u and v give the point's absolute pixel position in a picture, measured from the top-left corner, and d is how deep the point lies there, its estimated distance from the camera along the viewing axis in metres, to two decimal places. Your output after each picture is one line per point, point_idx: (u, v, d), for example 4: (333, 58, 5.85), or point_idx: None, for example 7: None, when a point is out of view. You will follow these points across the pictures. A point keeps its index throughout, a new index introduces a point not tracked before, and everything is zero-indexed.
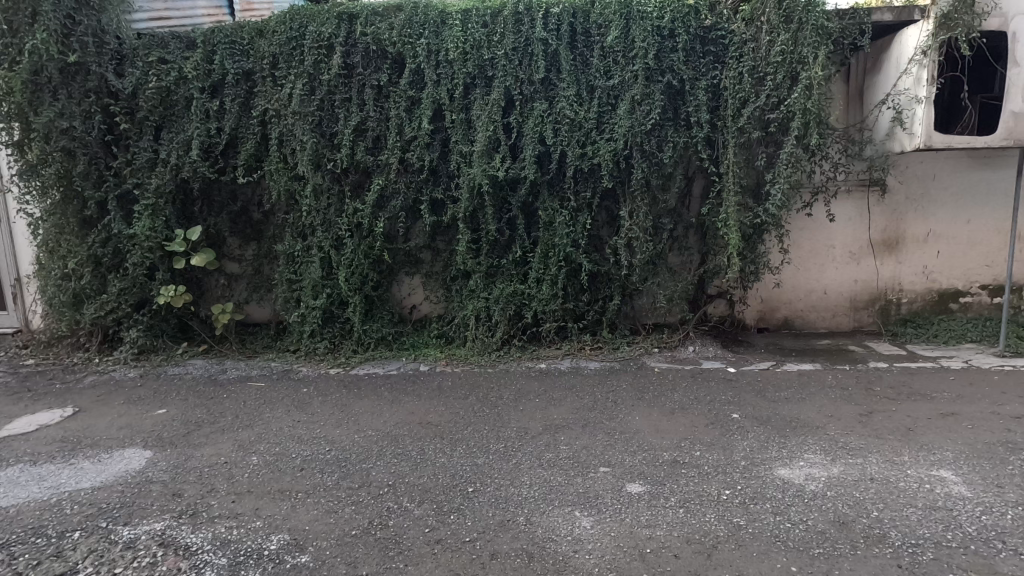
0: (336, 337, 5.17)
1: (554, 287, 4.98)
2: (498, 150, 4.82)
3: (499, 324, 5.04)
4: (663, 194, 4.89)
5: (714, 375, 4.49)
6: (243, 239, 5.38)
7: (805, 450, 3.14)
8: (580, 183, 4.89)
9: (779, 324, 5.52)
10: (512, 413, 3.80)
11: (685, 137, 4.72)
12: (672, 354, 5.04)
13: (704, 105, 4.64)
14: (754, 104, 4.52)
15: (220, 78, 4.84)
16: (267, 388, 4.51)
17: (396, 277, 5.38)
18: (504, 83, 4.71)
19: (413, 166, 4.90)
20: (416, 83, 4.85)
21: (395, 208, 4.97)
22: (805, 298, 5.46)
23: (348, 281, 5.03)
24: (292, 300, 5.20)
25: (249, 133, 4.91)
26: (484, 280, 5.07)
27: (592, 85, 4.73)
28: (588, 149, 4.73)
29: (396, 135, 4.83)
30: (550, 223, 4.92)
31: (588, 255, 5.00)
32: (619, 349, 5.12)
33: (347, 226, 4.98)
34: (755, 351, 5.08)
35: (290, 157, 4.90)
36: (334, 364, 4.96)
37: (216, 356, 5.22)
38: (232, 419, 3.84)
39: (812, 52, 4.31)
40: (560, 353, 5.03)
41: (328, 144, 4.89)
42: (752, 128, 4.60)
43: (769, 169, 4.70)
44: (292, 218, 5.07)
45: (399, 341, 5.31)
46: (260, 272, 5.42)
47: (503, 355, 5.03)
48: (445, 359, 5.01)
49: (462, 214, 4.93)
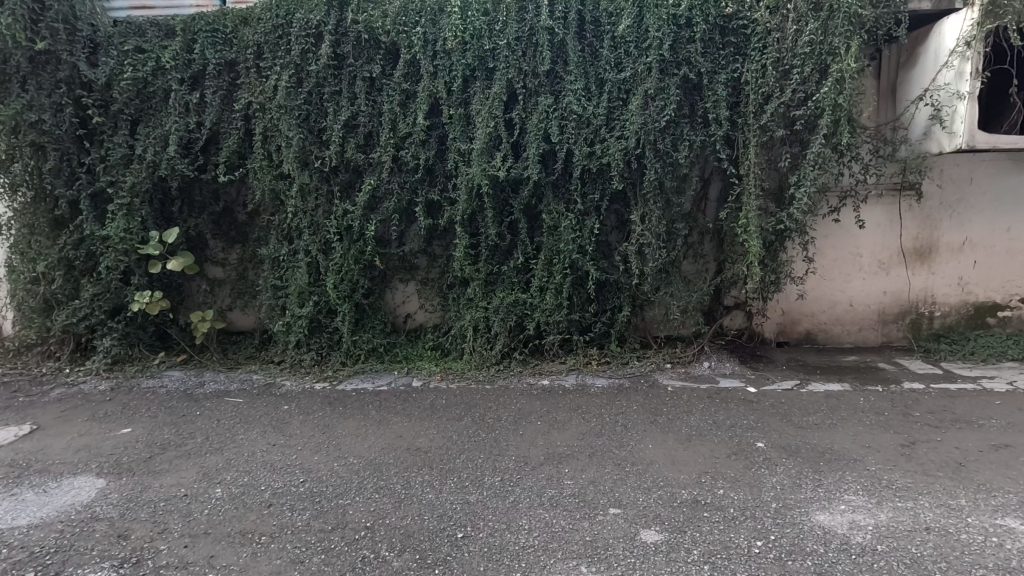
0: (324, 348, 4.81)
1: (559, 297, 4.61)
2: (499, 148, 4.47)
3: (499, 336, 4.67)
4: (677, 197, 4.51)
5: (733, 395, 4.10)
6: (227, 242, 5.04)
7: (844, 490, 2.75)
8: (588, 184, 4.52)
9: (801, 337, 5.12)
10: (511, 438, 3.42)
11: (702, 136, 4.35)
12: (686, 370, 4.65)
13: (724, 100, 4.26)
14: (778, 100, 4.16)
15: (200, 69, 4.50)
16: (246, 404, 4.15)
17: (389, 283, 5.03)
18: (507, 75, 4.35)
19: (407, 165, 4.55)
20: (411, 75, 4.50)
21: (387, 210, 4.62)
22: (830, 311, 5.06)
23: (337, 289, 4.68)
24: (278, 308, 4.85)
25: (232, 128, 4.56)
26: (483, 288, 4.70)
27: (601, 78, 4.36)
28: (597, 147, 4.36)
29: (389, 132, 4.48)
30: (555, 228, 4.55)
31: (596, 262, 4.62)
32: (627, 364, 4.74)
33: (336, 228, 4.62)
34: (776, 367, 4.69)
35: (276, 155, 4.55)
36: (321, 379, 4.60)
37: (196, 367, 4.86)
38: (202, 441, 3.48)
39: (844, 42, 3.93)
40: (564, 368, 4.64)
41: (317, 141, 4.54)
42: (775, 126, 4.22)
43: (794, 171, 4.32)
44: (277, 219, 4.72)
45: (391, 353, 4.94)
46: (244, 278, 5.09)
47: (503, 369, 4.66)
48: (440, 373, 4.64)
49: (460, 217, 4.57)
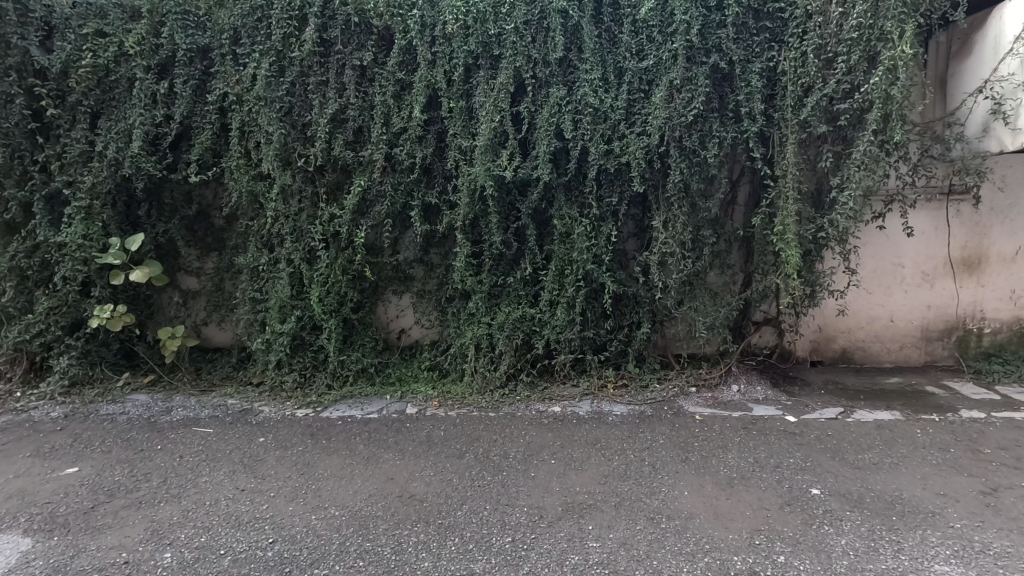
0: (308, 369, 4.30)
1: (572, 313, 4.12)
2: (505, 145, 3.99)
3: (503, 356, 4.18)
4: (704, 201, 4.03)
5: (771, 427, 3.60)
6: (202, 250, 4.54)
7: (931, 557, 2.27)
8: (605, 186, 4.05)
9: (836, 356, 4.64)
10: (520, 483, 2.91)
11: (733, 132, 3.87)
12: (713, 395, 4.15)
13: (759, 92, 3.78)
14: (820, 92, 3.69)
15: (170, 56, 4.00)
16: (215, 436, 3.63)
17: (382, 295, 4.54)
18: (514, 64, 3.87)
19: (401, 165, 4.06)
20: (406, 64, 4.01)
21: (379, 215, 4.13)
22: (868, 327, 4.58)
23: (322, 303, 4.17)
24: (257, 324, 4.34)
25: (205, 122, 4.06)
26: (486, 302, 4.20)
27: (620, 67, 3.89)
28: (616, 144, 3.89)
29: (382, 127, 4.00)
30: (567, 235, 4.07)
31: (613, 273, 4.14)
32: (647, 387, 4.24)
33: (323, 235, 4.13)
34: (813, 391, 4.19)
35: (254, 153, 4.05)
36: (303, 405, 4.08)
37: (165, 390, 4.34)
38: (158, 485, 2.97)
39: (897, 26, 3.48)
40: (577, 392, 4.15)
41: (300, 137, 4.05)
42: (815, 121, 3.76)
43: (836, 172, 3.85)
44: (256, 225, 4.22)
45: (383, 374, 4.44)
46: (221, 289, 4.57)
47: (508, 394, 4.15)
48: (438, 398, 4.14)
49: (460, 223, 4.07)
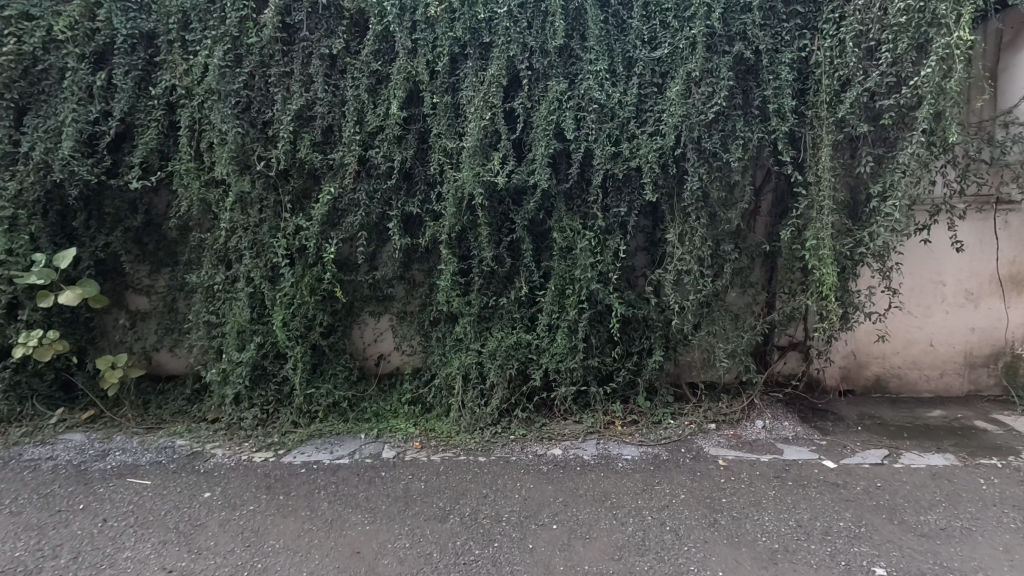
0: (271, 403, 3.75)
1: (574, 340, 3.59)
2: (497, 147, 3.47)
3: (496, 389, 3.63)
4: (725, 211, 3.52)
5: (809, 477, 3.08)
6: (151, 265, 3.97)
7: None
8: (612, 195, 3.52)
9: (869, 385, 4.13)
10: (515, 560, 2.38)
11: (759, 132, 3.36)
12: (735, 433, 3.62)
13: (789, 86, 3.28)
14: (860, 86, 3.20)
15: (109, 43, 3.45)
16: (153, 489, 3.06)
17: (357, 318, 3.99)
18: (507, 53, 3.35)
19: (378, 169, 3.53)
20: (383, 53, 3.49)
21: (352, 227, 3.58)
22: (905, 352, 4.08)
23: (286, 328, 3.61)
24: (212, 352, 3.78)
25: (149, 120, 3.51)
26: (475, 327, 3.67)
27: (629, 57, 3.38)
28: (624, 146, 3.38)
29: (354, 125, 3.46)
30: (569, 249, 3.54)
31: (621, 293, 3.61)
32: (659, 423, 3.71)
33: (287, 250, 3.58)
34: (849, 428, 3.67)
35: (207, 155, 3.50)
36: (262, 448, 3.52)
37: (104, 428, 3.76)
38: (67, 564, 2.41)
39: (952, 8, 2.98)
40: (580, 431, 3.61)
41: (260, 137, 3.51)
42: (854, 120, 3.27)
43: (877, 179, 3.36)
44: (209, 238, 3.66)
45: (358, 409, 3.88)
46: (173, 311, 4.01)
47: (501, 434, 3.61)
48: (420, 439, 3.59)
49: (445, 236, 3.54)
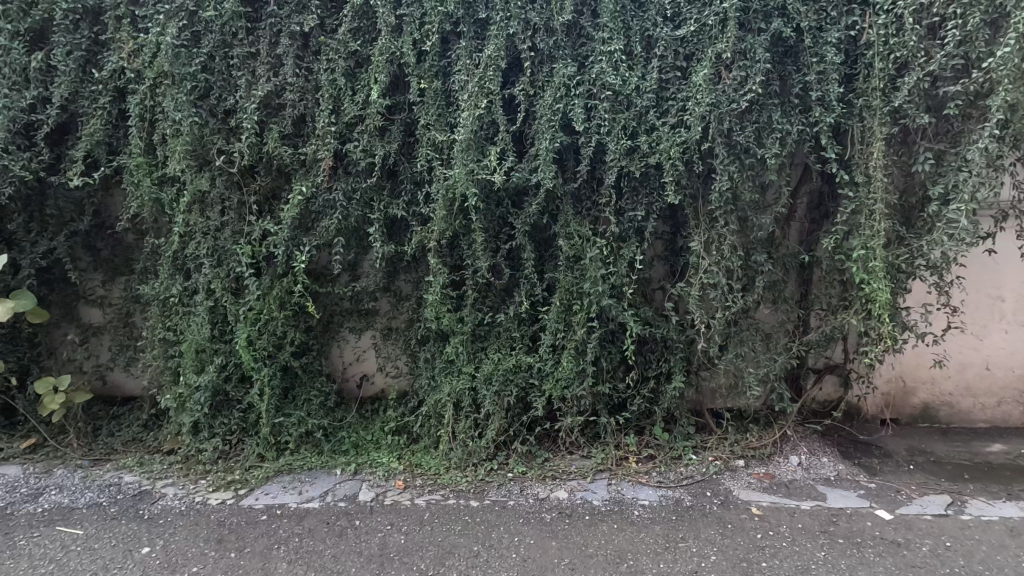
0: (234, 433, 3.27)
1: (582, 363, 3.10)
2: (495, 140, 3.01)
3: (491, 419, 3.15)
4: (757, 215, 3.04)
5: (864, 533, 2.58)
6: (106, 274, 3.51)
7: None
8: (627, 196, 3.04)
9: (916, 414, 3.63)
10: None
11: (798, 124, 2.89)
12: (768, 472, 3.13)
13: (836, 70, 2.80)
14: (919, 70, 2.73)
15: (48, 18, 2.99)
16: (83, 542, 2.58)
17: (336, 335, 3.52)
18: (506, 31, 2.90)
19: (357, 165, 3.07)
20: (364, 32, 3.02)
21: (326, 231, 3.11)
22: (957, 377, 3.59)
23: (251, 348, 3.14)
24: (168, 374, 3.30)
25: (95, 108, 3.05)
26: (469, 347, 3.19)
27: (648, 37, 2.92)
28: (642, 140, 2.91)
29: (329, 115, 3.00)
30: (577, 259, 3.06)
31: (636, 309, 3.13)
32: (679, 459, 3.22)
33: (252, 258, 3.10)
34: (899, 467, 3.17)
35: (159, 148, 3.03)
36: (220, 487, 3.04)
37: (46, 460, 3.30)
38: None
39: None
40: (588, 469, 3.12)
41: (221, 128, 3.06)
42: (911, 110, 2.80)
43: (936, 179, 2.88)
44: (165, 244, 3.20)
45: (335, 438, 3.41)
46: (129, 325, 3.54)
47: (497, 471, 3.12)
48: (403, 476, 3.11)
49: (434, 243, 3.06)
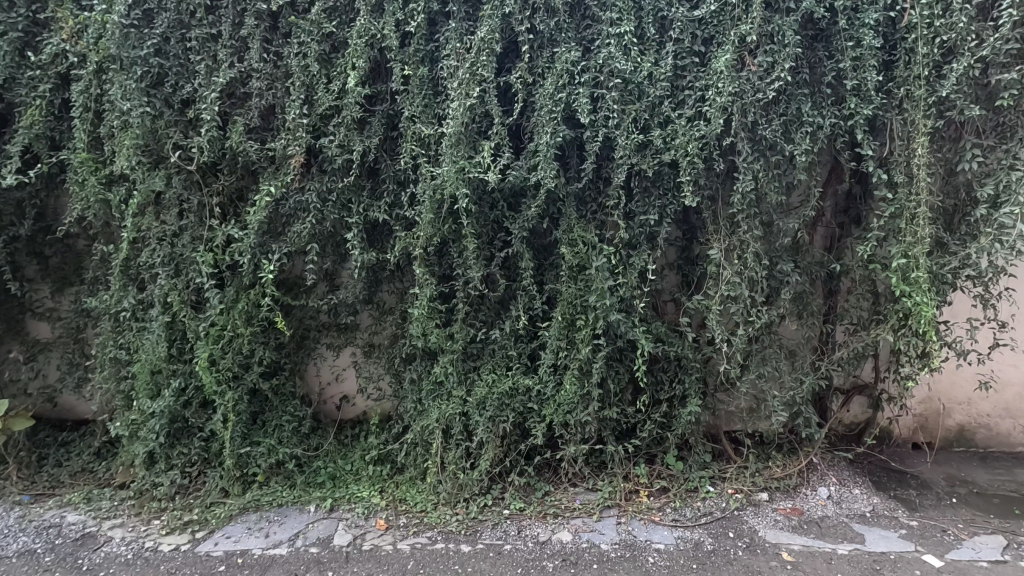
0: (194, 465, 2.89)
1: (586, 386, 2.75)
2: (489, 134, 2.67)
3: (484, 449, 2.79)
4: (782, 219, 2.71)
5: None
6: (54, 284, 3.14)
7: None
8: (638, 197, 2.70)
9: (951, 437, 3.31)
10: None
11: (830, 117, 2.57)
12: (796, 507, 2.79)
13: (874, 56, 2.48)
14: (970, 55, 2.41)
15: None
16: None
17: (312, 352, 3.16)
18: (501, 10, 2.56)
19: (332, 163, 2.71)
20: (340, 12, 2.67)
21: (298, 237, 2.75)
22: (996, 397, 3.26)
23: (212, 369, 2.77)
24: (119, 398, 2.92)
25: (32, 97, 2.68)
26: (459, 367, 2.84)
27: (662, 18, 2.58)
28: (655, 134, 2.58)
29: (301, 105, 2.65)
30: (581, 269, 2.71)
31: (647, 325, 2.79)
32: (696, 492, 2.88)
33: (212, 267, 2.73)
34: (941, 501, 2.84)
35: (107, 143, 2.66)
36: (176, 528, 2.67)
37: None
38: None
39: None
40: (595, 505, 2.77)
41: (178, 121, 2.70)
42: (959, 100, 2.47)
43: (985, 178, 2.57)
44: (115, 251, 2.83)
45: (309, 468, 3.04)
46: (80, 341, 3.16)
47: (492, 508, 2.76)
48: (385, 515, 2.75)
49: (420, 250, 2.71)
